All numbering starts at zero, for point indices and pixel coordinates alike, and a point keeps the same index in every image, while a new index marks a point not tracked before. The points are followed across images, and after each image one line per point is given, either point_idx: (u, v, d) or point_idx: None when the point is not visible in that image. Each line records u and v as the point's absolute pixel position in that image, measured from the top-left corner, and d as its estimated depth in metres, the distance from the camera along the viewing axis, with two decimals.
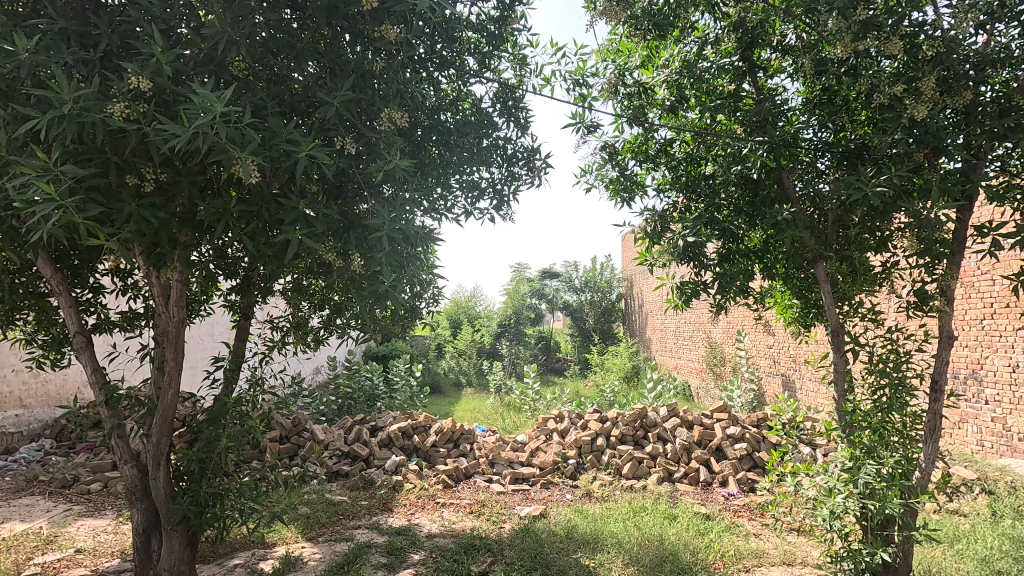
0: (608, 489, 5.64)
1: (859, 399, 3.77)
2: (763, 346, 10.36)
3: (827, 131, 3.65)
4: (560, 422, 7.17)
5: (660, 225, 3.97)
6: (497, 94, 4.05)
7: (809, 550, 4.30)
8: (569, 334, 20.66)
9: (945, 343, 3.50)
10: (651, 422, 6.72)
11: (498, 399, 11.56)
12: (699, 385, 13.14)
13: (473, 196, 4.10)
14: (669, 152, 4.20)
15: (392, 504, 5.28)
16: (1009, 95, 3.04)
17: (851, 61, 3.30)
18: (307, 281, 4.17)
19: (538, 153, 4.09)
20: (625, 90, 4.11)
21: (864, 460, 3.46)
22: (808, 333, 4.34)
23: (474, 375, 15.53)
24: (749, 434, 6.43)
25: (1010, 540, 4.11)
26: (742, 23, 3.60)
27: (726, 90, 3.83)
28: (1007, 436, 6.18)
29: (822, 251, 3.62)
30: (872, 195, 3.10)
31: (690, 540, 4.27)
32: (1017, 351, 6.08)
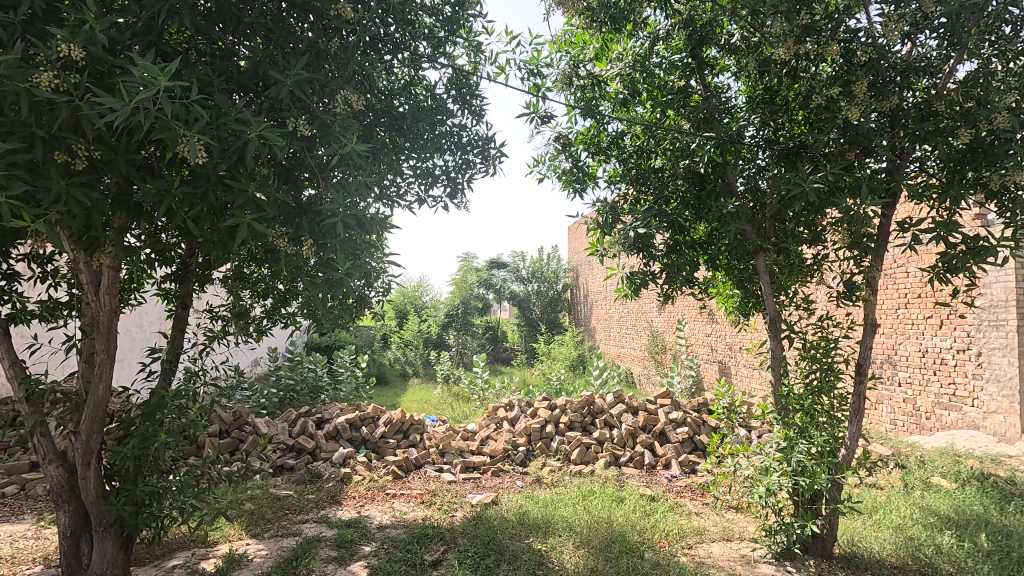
0: (558, 475, 5.75)
1: (792, 382, 4.02)
2: (702, 333, 10.89)
3: (767, 128, 3.84)
4: (510, 411, 7.24)
5: (611, 217, 4.10)
6: (451, 80, 4.00)
7: (745, 525, 4.57)
8: (517, 324, 20.85)
9: (870, 330, 3.76)
10: (598, 409, 6.90)
11: (446, 389, 11.52)
12: (641, 373, 13.63)
13: (427, 183, 4.04)
14: (620, 145, 4.29)
15: (340, 496, 5.18)
16: (928, 101, 3.30)
17: (792, 63, 3.48)
18: (249, 268, 3.98)
19: (493, 143, 4.08)
20: (578, 83, 4.20)
21: (796, 440, 3.72)
22: (748, 321, 4.56)
23: (421, 366, 15.46)
24: (690, 418, 6.71)
25: (919, 509, 4.51)
26: (692, 21, 3.72)
27: (676, 86, 3.95)
28: (916, 414, 6.79)
29: (761, 243, 3.84)
30: (809, 190, 3.27)
31: (636, 521, 4.44)
32: (928, 338, 6.66)
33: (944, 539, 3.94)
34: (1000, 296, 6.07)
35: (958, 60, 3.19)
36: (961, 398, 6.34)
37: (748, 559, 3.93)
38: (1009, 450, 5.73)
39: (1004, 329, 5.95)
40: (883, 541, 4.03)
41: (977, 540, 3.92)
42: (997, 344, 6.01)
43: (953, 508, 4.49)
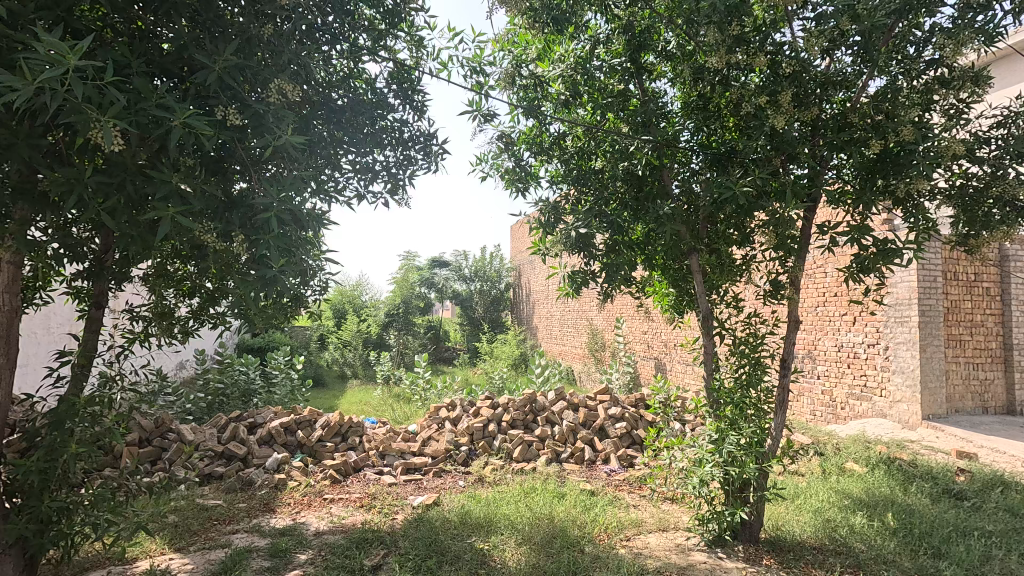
0: (500, 474, 5.76)
1: (723, 377, 4.21)
2: (639, 331, 11.32)
3: (701, 133, 3.99)
4: (452, 411, 7.19)
5: (553, 217, 4.14)
6: (392, 75, 3.92)
7: (680, 515, 4.75)
8: (459, 323, 20.77)
9: (793, 326, 4.00)
10: (540, 406, 6.97)
11: (386, 389, 11.31)
12: (581, 370, 13.93)
13: (367, 178, 3.94)
14: (562, 145, 4.34)
15: (274, 504, 4.97)
16: (845, 113, 3.54)
17: (724, 72, 3.64)
18: (174, 265, 3.74)
19: (435, 139, 4.03)
20: (521, 82, 4.23)
21: (727, 432, 3.91)
22: (682, 319, 4.72)
23: (360, 367, 15.10)
24: (628, 413, 6.88)
25: (836, 493, 4.83)
26: (630, 27, 3.82)
27: (615, 89, 4.04)
28: (833, 405, 7.32)
29: (695, 244, 4.01)
30: (740, 193, 3.43)
31: (578, 515, 4.52)
32: (843, 333, 7.17)
33: (857, 520, 4.25)
34: (904, 294, 6.66)
35: (870, 76, 3.44)
36: (871, 390, 6.90)
37: (682, 548, 4.09)
38: (911, 435, 6.29)
39: (908, 325, 6.56)
40: (804, 524, 4.30)
41: (885, 519, 4.27)
42: (902, 339, 6.60)
43: (863, 490, 4.85)
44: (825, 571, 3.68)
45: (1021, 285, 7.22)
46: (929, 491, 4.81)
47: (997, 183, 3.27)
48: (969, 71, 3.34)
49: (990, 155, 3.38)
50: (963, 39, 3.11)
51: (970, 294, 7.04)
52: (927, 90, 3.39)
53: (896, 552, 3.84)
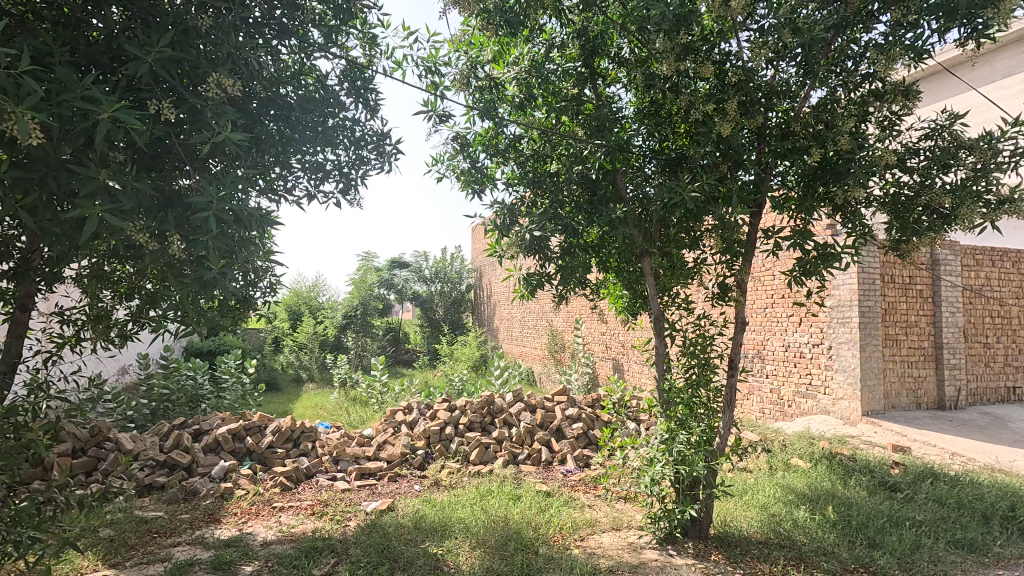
0: (456, 477, 5.72)
1: (674, 377, 4.31)
2: (597, 332, 11.46)
3: (654, 139, 4.07)
4: (408, 414, 7.10)
5: (509, 219, 4.13)
6: (344, 72, 3.85)
7: (634, 514, 4.83)
8: (419, 325, 20.55)
9: (740, 328, 4.13)
10: (498, 408, 6.96)
11: (343, 392, 11.08)
12: (541, 371, 14.02)
13: (317, 178, 3.84)
14: (517, 148, 4.33)
15: (219, 514, 4.78)
16: (788, 122, 3.67)
17: (674, 79, 3.72)
18: (111, 266, 3.56)
19: (388, 139, 3.97)
20: (476, 84, 4.22)
21: (678, 431, 4.01)
22: (636, 321, 4.79)
23: (316, 370, 14.74)
24: (585, 414, 6.95)
25: (781, 488, 5.01)
26: (584, 32, 3.87)
27: (570, 93, 4.07)
28: (780, 403, 7.63)
29: (647, 247, 4.08)
30: (689, 198, 3.51)
31: (533, 517, 4.52)
32: (789, 334, 7.48)
33: (800, 514, 4.42)
34: (846, 296, 6.97)
35: (812, 87, 3.58)
36: (816, 388, 7.20)
37: (634, 546, 4.16)
38: (852, 431, 6.59)
39: (849, 325, 6.87)
40: (750, 520, 4.43)
41: (826, 512, 4.45)
42: (844, 339, 6.91)
43: (807, 485, 5.04)
44: (769, 564, 3.81)
45: (951, 288, 7.68)
46: (866, 484, 5.05)
47: (926, 192, 3.46)
48: (900, 85, 3.52)
49: (919, 165, 3.56)
50: (893, 55, 3.28)
51: (905, 296, 7.44)
52: (863, 103, 3.57)
53: (835, 543, 4.01)
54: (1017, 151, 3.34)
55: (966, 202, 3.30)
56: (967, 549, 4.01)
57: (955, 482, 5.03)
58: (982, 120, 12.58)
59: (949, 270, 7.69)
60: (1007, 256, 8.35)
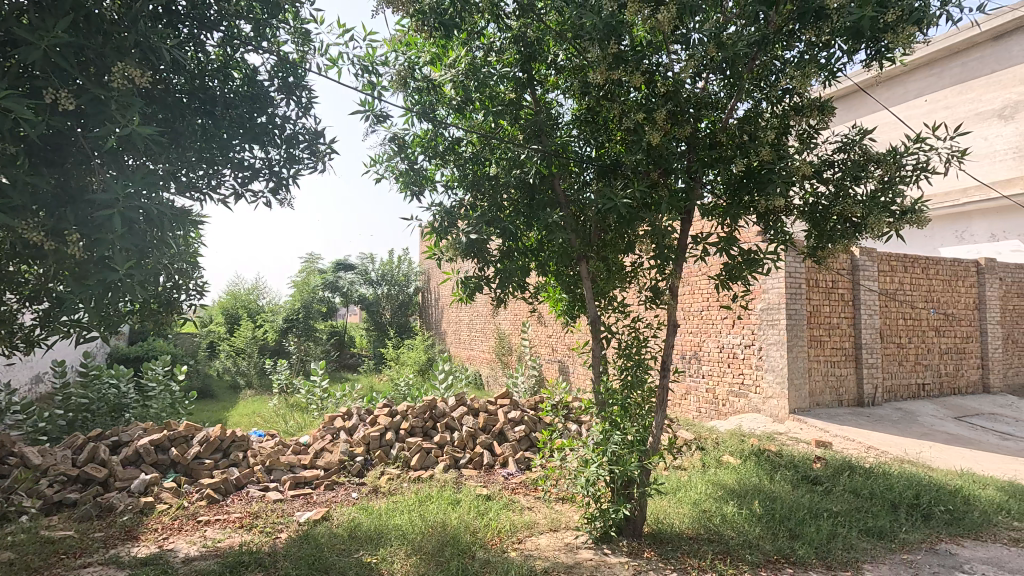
0: (395, 483, 5.62)
1: (610, 378, 4.40)
2: (544, 335, 11.57)
3: (592, 146, 4.15)
4: (348, 420, 6.93)
5: (446, 222, 4.07)
6: (275, 68, 3.74)
7: (571, 515, 4.89)
8: (364, 328, 20.09)
9: (672, 330, 4.26)
10: (440, 413, 6.88)
11: (282, 399, 10.70)
12: (489, 374, 14.03)
13: (245, 176, 3.69)
14: (457, 151, 4.26)
15: (137, 531, 4.50)
16: (716, 133, 3.82)
17: (608, 88, 3.81)
18: (15, 266, 3.29)
19: (322, 138, 3.86)
20: (414, 85, 4.17)
21: (612, 432, 4.09)
22: (575, 324, 4.83)
23: (255, 376, 14.16)
24: (527, 417, 6.98)
25: (712, 484, 5.19)
26: (522, 37, 3.91)
27: (508, 98, 4.09)
28: (716, 403, 7.98)
29: (584, 251, 4.15)
30: (620, 204, 3.58)
31: (471, 521, 4.49)
32: (723, 335, 7.87)
33: (729, 509, 4.59)
34: (774, 299, 7.31)
35: (737, 100, 3.75)
36: (748, 387, 7.56)
37: (571, 547, 4.21)
38: (779, 428, 6.93)
39: (777, 327, 7.22)
40: (682, 516, 4.57)
41: (752, 506, 4.64)
42: (772, 340, 7.26)
43: (736, 481, 5.25)
44: (699, 559, 3.93)
45: (868, 292, 8.21)
46: (789, 478, 5.31)
47: (839, 202, 3.68)
48: (816, 100, 3.74)
49: (834, 176, 3.78)
50: (808, 71, 3.48)
51: (828, 300, 7.89)
52: (784, 116, 3.76)
53: (760, 536, 4.19)
54: (919, 165, 3.60)
55: (873, 212, 3.52)
56: (877, 536, 4.29)
57: (869, 474, 5.37)
58: (887, 138, 13.81)
59: (867, 275, 8.21)
60: (917, 262, 9.01)
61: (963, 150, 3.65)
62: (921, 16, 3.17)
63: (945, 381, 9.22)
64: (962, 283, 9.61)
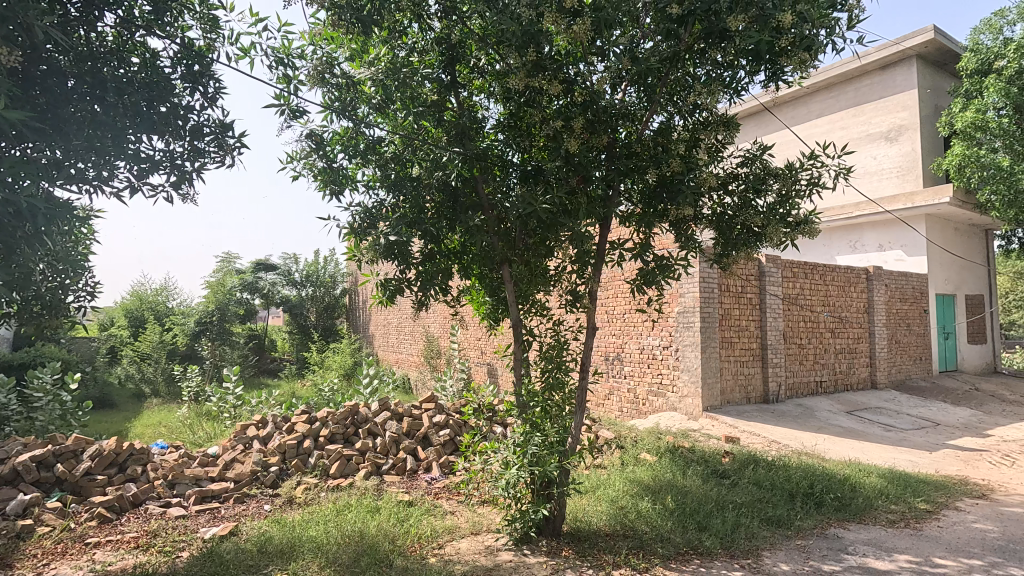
0: (312, 493, 5.39)
1: (531, 381, 4.45)
2: (473, 338, 11.56)
3: (516, 152, 4.15)
4: (263, 428, 6.59)
5: (366, 223, 3.96)
6: (179, 55, 3.51)
7: (493, 517, 4.91)
8: (286, 332, 19.17)
9: (591, 333, 4.37)
10: (362, 418, 6.70)
11: (192, 406, 10.04)
12: (417, 378, 13.85)
13: (142, 168, 3.42)
14: (379, 150, 4.14)
15: (12, 558, 4.05)
16: (632, 143, 3.96)
17: (529, 95, 3.88)
18: None
19: (231, 131, 3.66)
20: (333, 81, 4.04)
21: (532, 433, 4.12)
22: (498, 328, 4.86)
23: (162, 384, 13.18)
24: (452, 420, 6.93)
25: (629, 481, 5.37)
26: (446, 40, 3.98)
27: (430, 99, 4.06)
28: (636, 402, 8.30)
29: (507, 255, 4.17)
30: (540, 210, 3.63)
31: (390, 528, 4.39)
32: (644, 337, 8.22)
33: (643, 505, 4.77)
34: (689, 303, 7.69)
35: (651, 112, 3.93)
36: (665, 387, 7.92)
37: (491, 549, 4.22)
38: (693, 425, 7.29)
39: (691, 329, 7.61)
40: (600, 513, 4.70)
41: (666, 501, 4.84)
42: (688, 341, 7.64)
43: (652, 477, 5.47)
44: (614, 554, 4.06)
45: (774, 296, 8.82)
46: (700, 473, 5.59)
47: (743, 212, 3.95)
48: (722, 117, 3.97)
49: (738, 188, 4.03)
50: (714, 89, 3.70)
51: (738, 304, 8.41)
52: (694, 131, 3.97)
53: (671, 529, 4.38)
54: (812, 180, 3.91)
55: (771, 222, 3.83)
56: (776, 524, 4.61)
57: (771, 466, 5.75)
58: (785, 155, 15.02)
59: (773, 281, 8.81)
60: (816, 269, 9.78)
61: (848, 168, 4.01)
62: (812, 45, 3.42)
63: (839, 378, 10.07)
64: (853, 288, 10.54)
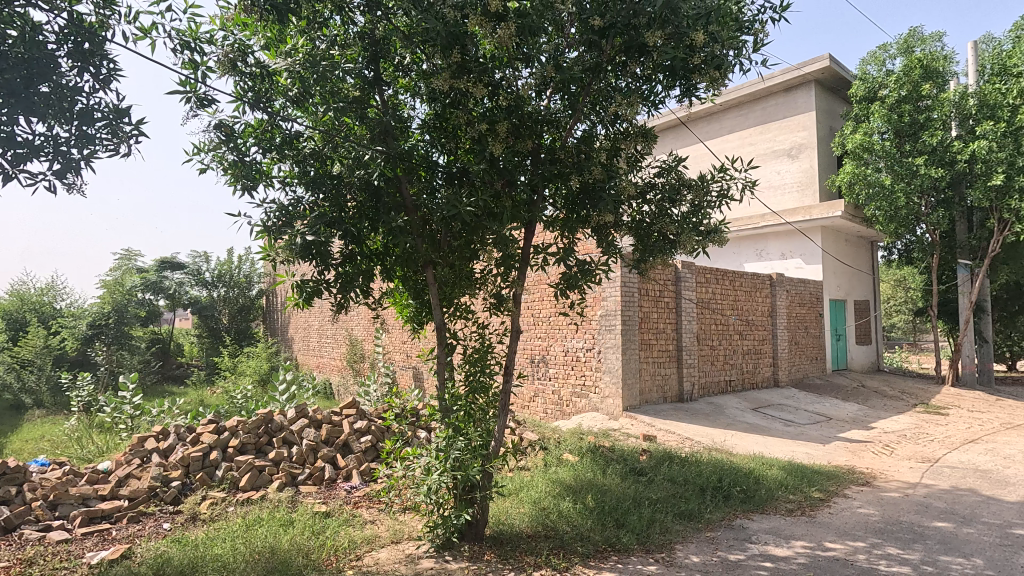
0: (219, 508, 5.03)
1: (455, 385, 4.40)
2: (398, 341, 11.34)
3: (441, 153, 4.09)
4: (163, 440, 6.11)
5: (282, 221, 3.69)
6: (66, 30, 3.18)
7: (415, 524, 4.82)
8: (195, 336, 17.91)
9: (515, 336, 4.39)
10: (277, 426, 6.36)
11: (82, 419, 9.14)
12: (339, 383, 13.37)
13: (18, 154, 3.05)
14: (296, 146, 3.94)
15: None
16: (556, 149, 4.03)
17: (454, 96, 3.85)
18: None
19: (127, 117, 3.35)
20: (246, 70, 3.83)
21: (455, 438, 4.06)
22: (421, 331, 4.77)
23: (46, 394, 11.90)
24: (374, 426, 6.74)
25: (551, 482, 5.44)
26: (369, 35, 3.87)
27: (351, 94, 3.93)
28: (560, 403, 8.47)
29: (431, 257, 4.09)
30: (464, 212, 3.59)
31: (304, 542, 4.18)
32: (568, 339, 8.40)
33: (565, 505, 4.85)
34: (611, 306, 7.93)
35: (574, 120, 4.01)
36: (588, 388, 8.12)
37: (411, 558, 4.12)
38: (614, 425, 7.51)
39: (613, 331, 7.85)
40: (523, 515, 4.73)
41: (586, 500, 4.95)
42: (610, 344, 7.88)
43: (574, 477, 5.57)
44: (535, 556, 4.09)
45: (688, 301, 9.30)
46: (619, 471, 5.77)
47: (660, 220, 4.11)
48: (641, 128, 4.12)
49: (656, 197, 4.19)
50: (633, 101, 3.85)
51: (656, 307, 8.78)
52: (614, 141, 4.11)
53: (591, 527, 4.48)
54: (722, 192, 4.15)
55: (685, 231, 4.03)
56: (688, 518, 4.85)
57: (684, 462, 6.04)
58: (699, 166, 15.86)
59: (688, 285, 9.28)
60: (726, 275, 10.42)
61: (754, 181, 4.28)
62: (721, 64, 3.68)
63: (746, 378, 10.75)
64: (759, 293, 11.32)
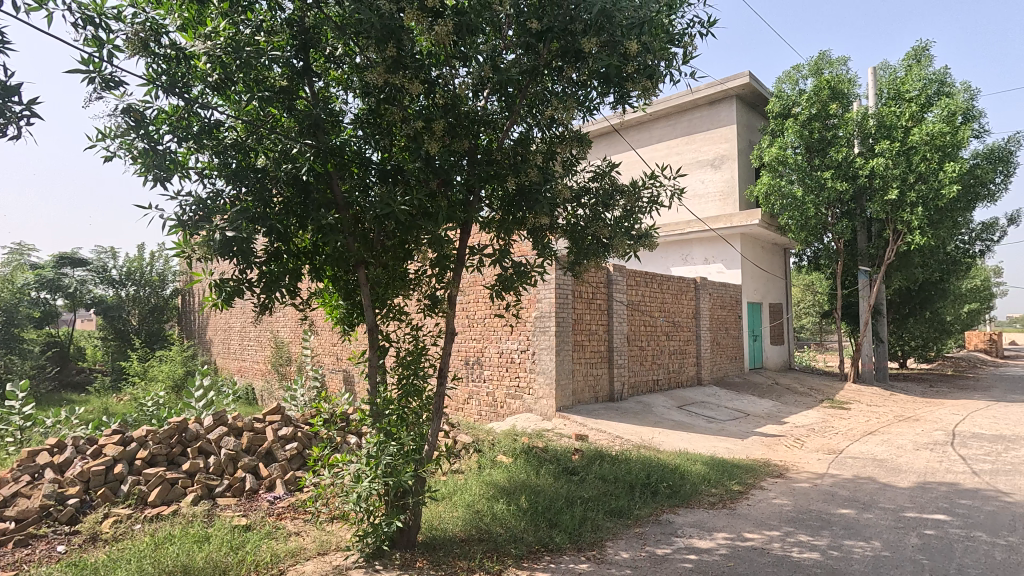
0: (123, 526, 4.61)
1: (387, 389, 4.27)
2: (328, 343, 10.94)
3: (375, 150, 3.94)
4: (59, 454, 5.55)
5: (199, 215, 3.44)
6: None
7: (343, 534, 4.65)
8: (100, 338, 16.44)
9: (450, 338, 4.32)
10: (192, 435, 5.94)
11: None
12: (263, 388, 12.71)
13: None
14: (217, 135, 3.69)
15: None
16: (493, 150, 4.00)
17: (388, 92, 3.74)
18: None
19: (17, 96, 3.01)
20: (159, 52, 3.56)
21: (387, 443, 3.93)
22: (352, 333, 4.61)
23: None
24: (300, 433, 6.45)
25: (485, 485, 5.41)
26: (298, 23, 3.68)
27: (278, 84, 3.75)
28: (494, 404, 8.47)
29: (363, 256, 3.94)
30: (399, 211, 3.49)
31: (221, 559, 3.90)
32: (503, 341, 8.42)
33: (499, 507, 4.84)
34: (546, 308, 8.03)
35: (512, 122, 4.00)
36: (522, 389, 8.17)
37: (339, 569, 3.96)
38: (548, 425, 7.58)
39: (547, 333, 7.95)
40: (456, 520, 4.67)
41: (520, 502, 4.96)
42: (544, 345, 7.97)
43: (508, 479, 5.57)
44: (468, 560, 4.05)
45: (619, 303, 9.56)
46: (552, 471, 5.83)
47: (593, 224, 4.18)
48: (576, 133, 4.18)
49: (590, 202, 4.25)
50: (569, 105, 3.91)
51: (588, 310, 8.96)
52: (550, 144, 4.15)
53: (524, 529, 4.49)
54: (652, 198, 4.28)
55: (617, 235, 4.12)
56: (619, 515, 4.96)
57: (615, 460, 6.19)
58: (631, 173, 16.37)
59: (619, 288, 9.54)
60: (654, 279, 10.82)
61: (682, 190, 4.45)
62: (653, 74, 3.80)
63: (672, 378, 11.20)
64: (685, 296, 11.84)
